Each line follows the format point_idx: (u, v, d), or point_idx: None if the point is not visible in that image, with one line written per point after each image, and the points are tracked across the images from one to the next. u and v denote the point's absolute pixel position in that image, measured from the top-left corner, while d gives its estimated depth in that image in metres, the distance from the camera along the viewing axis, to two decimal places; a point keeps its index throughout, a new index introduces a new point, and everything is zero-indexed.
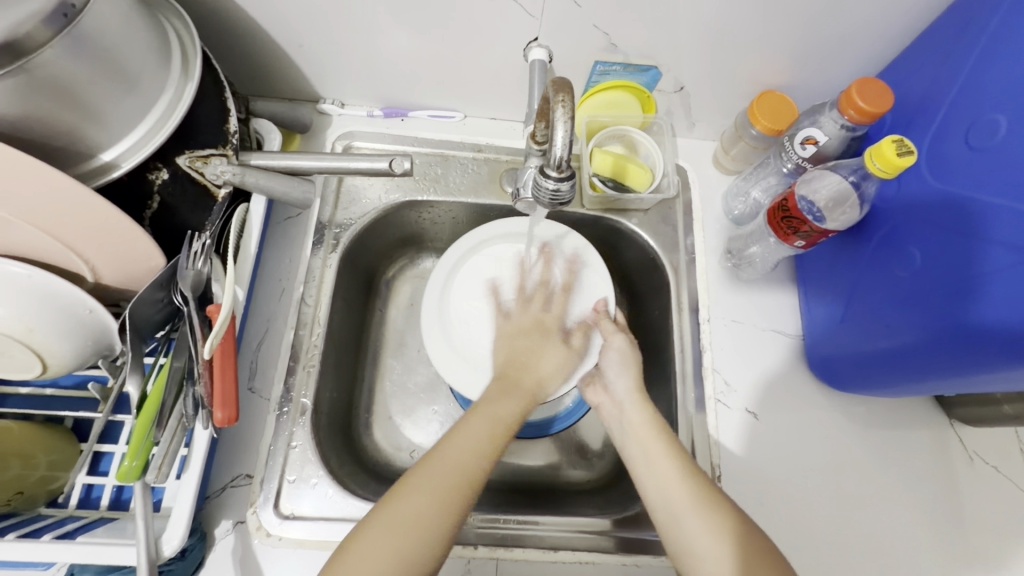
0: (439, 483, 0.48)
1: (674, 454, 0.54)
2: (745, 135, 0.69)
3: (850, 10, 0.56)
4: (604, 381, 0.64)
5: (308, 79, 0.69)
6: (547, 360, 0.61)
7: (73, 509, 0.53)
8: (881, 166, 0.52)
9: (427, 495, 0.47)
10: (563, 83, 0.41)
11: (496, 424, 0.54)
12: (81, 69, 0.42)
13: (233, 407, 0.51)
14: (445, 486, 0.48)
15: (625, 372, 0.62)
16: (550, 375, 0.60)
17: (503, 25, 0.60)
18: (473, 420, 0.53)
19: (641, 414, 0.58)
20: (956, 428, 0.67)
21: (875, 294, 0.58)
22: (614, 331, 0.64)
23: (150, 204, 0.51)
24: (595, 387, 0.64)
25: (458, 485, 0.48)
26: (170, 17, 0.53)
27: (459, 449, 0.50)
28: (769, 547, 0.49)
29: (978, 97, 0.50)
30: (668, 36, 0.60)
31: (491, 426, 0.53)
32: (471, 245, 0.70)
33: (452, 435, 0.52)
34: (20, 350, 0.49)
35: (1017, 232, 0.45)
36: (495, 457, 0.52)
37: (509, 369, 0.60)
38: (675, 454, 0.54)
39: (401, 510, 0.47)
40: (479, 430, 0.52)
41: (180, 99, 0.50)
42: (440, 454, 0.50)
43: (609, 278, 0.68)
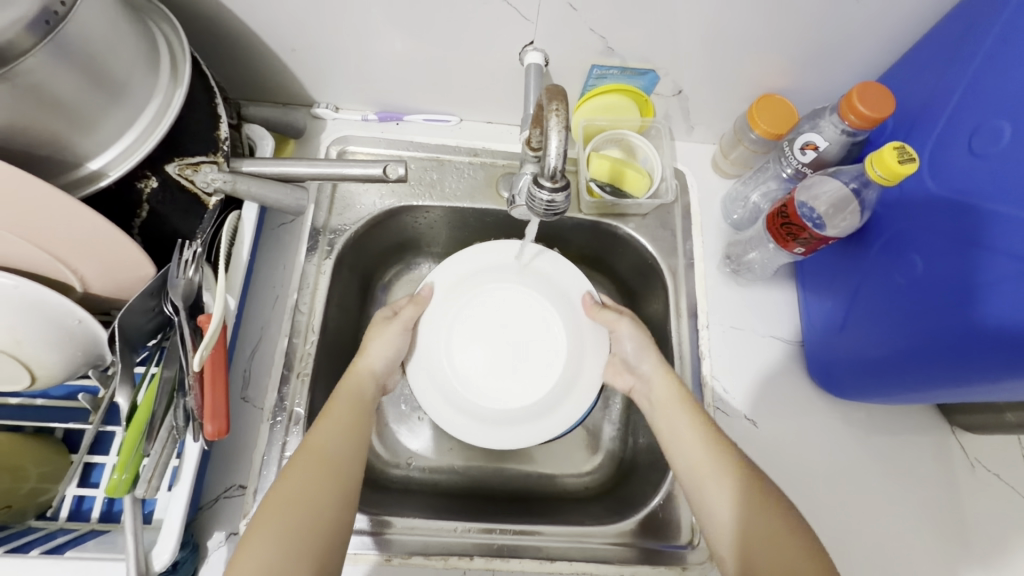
0: (317, 467, 0.49)
1: (700, 425, 0.55)
2: (744, 139, 0.68)
3: (850, 13, 0.55)
4: (630, 366, 0.64)
5: (302, 83, 0.68)
6: (374, 353, 0.61)
7: (63, 521, 0.52)
8: (882, 174, 0.51)
9: (306, 479, 0.48)
10: (556, 90, 0.41)
11: (358, 409, 0.56)
12: (65, 76, 0.41)
13: (224, 420, 0.50)
14: (320, 469, 0.49)
15: (645, 354, 0.62)
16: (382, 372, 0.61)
17: (498, 29, 0.59)
18: (335, 409, 0.55)
19: (668, 388, 0.59)
20: (957, 434, 0.67)
21: (876, 301, 0.57)
22: (617, 318, 0.65)
23: (140, 212, 0.50)
24: (622, 373, 0.65)
25: (335, 467, 0.50)
26: (160, 22, 0.52)
27: (322, 445, 0.51)
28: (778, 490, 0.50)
29: (980, 104, 0.49)
30: (665, 39, 0.59)
31: (354, 411, 0.56)
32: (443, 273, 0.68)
33: (315, 433, 0.52)
34: (8, 361, 0.48)
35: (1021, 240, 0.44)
36: (357, 441, 0.53)
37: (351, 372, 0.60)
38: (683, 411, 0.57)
39: (286, 495, 0.47)
40: (347, 415, 0.55)
41: (169, 106, 0.49)
42: (308, 453, 0.50)
43: (580, 271, 0.69)
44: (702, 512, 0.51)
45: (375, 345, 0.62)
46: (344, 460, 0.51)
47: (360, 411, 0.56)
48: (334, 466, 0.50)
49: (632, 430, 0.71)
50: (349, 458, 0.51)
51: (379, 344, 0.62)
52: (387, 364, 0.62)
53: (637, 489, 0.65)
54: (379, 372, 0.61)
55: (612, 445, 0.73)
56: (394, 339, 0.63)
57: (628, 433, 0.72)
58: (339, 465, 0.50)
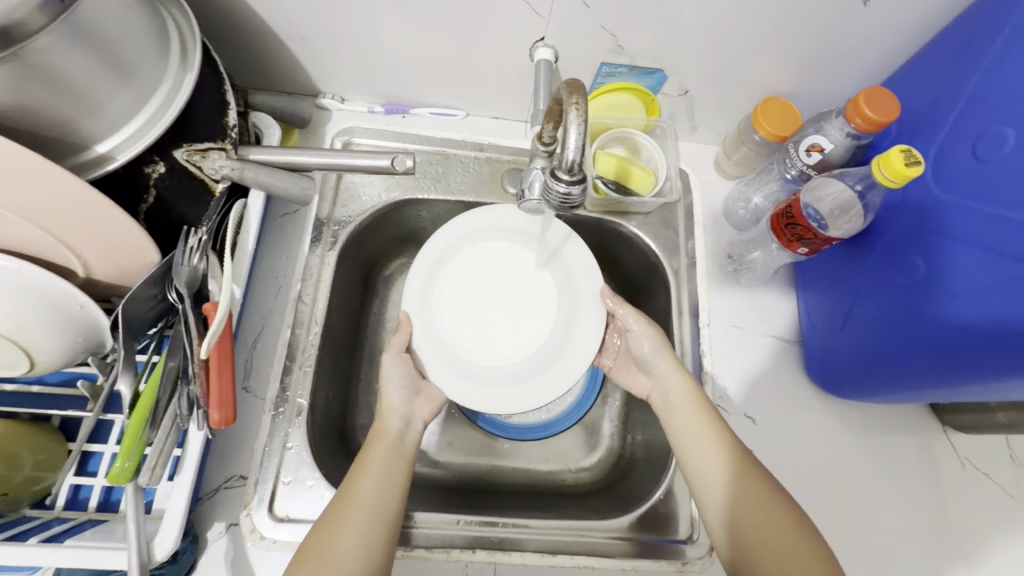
0: (357, 519, 0.48)
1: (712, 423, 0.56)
2: (748, 140, 0.69)
3: (857, 18, 0.56)
4: (644, 368, 0.64)
5: (309, 73, 0.68)
6: (392, 393, 0.59)
7: (60, 510, 0.51)
8: (890, 177, 0.52)
9: (348, 531, 0.48)
10: (576, 84, 0.42)
11: (393, 454, 0.55)
12: (76, 57, 0.40)
13: (231, 407, 0.50)
14: (358, 520, 0.49)
15: (663, 355, 0.62)
16: (416, 418, 0.59)
17: (509, 24, 0.59)
18: (374, 456, 0.54)
19: (685, 389, 0.59)
20: (949, 434, 0.68)
21: (875, 303, 0.58)
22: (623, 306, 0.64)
23: (146, 197, 0.50)
24: (635, 373, 0.65)
25: (375, 516, 0.49)
26: (169, 5, 0.51)
27: (357, 492, 0.50)
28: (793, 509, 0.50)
29: (983, 110, 0.51)
30: (675, 39, 0.60)
31: (385, 454, 0.54)
32: (442, 250, 0.66)
33: (351, 480, 0.51)
34: (7, 346, 0.47)
35: None
36: (396, 489, 0.52)
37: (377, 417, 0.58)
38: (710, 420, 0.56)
39: (325, 548, 0.46)
40: (385, 462, 0.53)
41: (179, 90, 0.49)
42: (343, 502, 0.50)
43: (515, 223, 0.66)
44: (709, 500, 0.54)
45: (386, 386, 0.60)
46: (378, 503, 0.50)
47: (398, 457, 0.55)
48: (372, 519, 0.49)
49: (631, 427, 0.72)
50: (382, 500, 0.50)
51: (393, 382, 0.60)
52: (405, 397, 0.60)
53: (637, 484, 0.66)
54: (400, 408, 0.59)
55: (611, 440, 0.73)
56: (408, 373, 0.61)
57: (627, 430, 0.73)
58: (376, 514, 0.49)
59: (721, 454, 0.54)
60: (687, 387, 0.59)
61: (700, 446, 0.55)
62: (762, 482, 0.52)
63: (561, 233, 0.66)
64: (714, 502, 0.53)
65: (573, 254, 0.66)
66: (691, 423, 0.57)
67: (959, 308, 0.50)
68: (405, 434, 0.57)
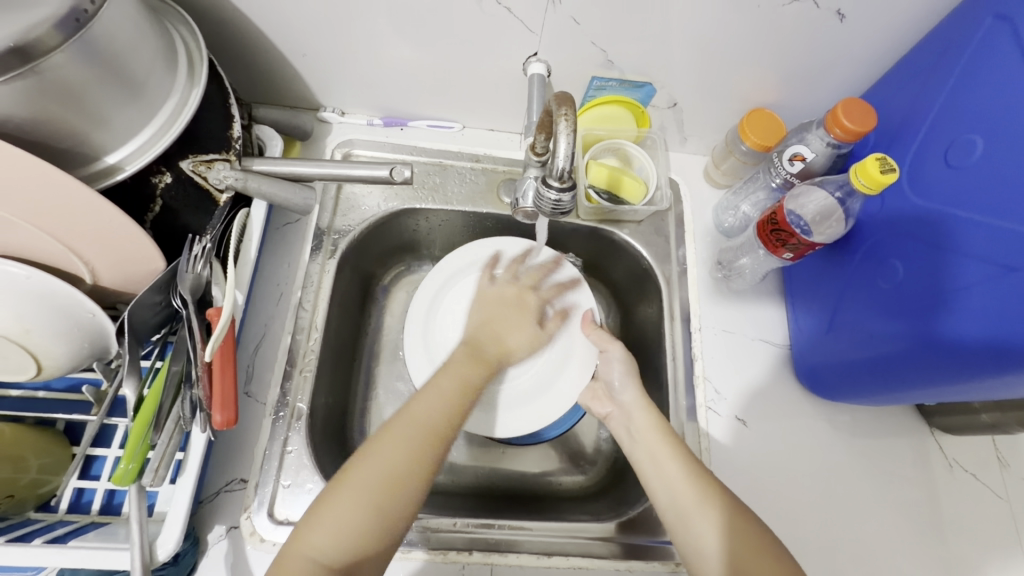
0: (413, 439, 0.49)
1: (682, 462, 0.55)
2: (735, 151, 0.72)
3: (836, 33, 0.58)
4: (611, 393, 0.66)
5: (310, 87, 0.70)
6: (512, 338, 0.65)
7: (63, 513, 0.52)
8: (866, 183, 0.55)
9: (395, 449, 0.49)
10: (565, 96, 0.44)
11: (462, 393, 0.55)
12: (89, 73, 0.42)
13: (233, 409, 0.51)
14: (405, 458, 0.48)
15: (630, 382, 0.64)
16: (518, 347, 0.65)
17: (503, 39, 0.61)
18: (438, 387, 0.55)
19: (648, 419, 0.60)
20: (937, 435, 0.69)
21: (861, 305, 0.60)
22: (611, 340, 0.68)
23: (152, 207, 0.51)
24: (602, 399, 0.66)
25: (432, 438, 0.50)
26: (178, 24, 0.54)
27: (418, 411, 0.52)
28: (771, 545, 0.50)
29: (954, 120, 0.53)
30: (662, 53, 0.62)
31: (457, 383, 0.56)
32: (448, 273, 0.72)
33: (414, 400, 0.53)
34: (15, 351, 0.49)
35: (1002, 250, 0.47)
36: (456, 414, 0.53)
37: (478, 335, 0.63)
38: (682, 460, 0.55)
39: (368, 469, 0.47)
40: (446, 389, 0.54)
41: (186, 104, 0.51)
42: (403, 418, 0.51)
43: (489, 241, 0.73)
44: (691, 554, 0.52)
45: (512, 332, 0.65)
46: (440, 423, 0.52)
47: (466, 380, 0.56)
48: (431, 443, 0.50)
49: None
50: (443, 420, 0.52)
51: (514, 331, 0.65)
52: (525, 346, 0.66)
53: (632, 487, 0.67)
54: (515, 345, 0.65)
55: (606, 444, 0.75)
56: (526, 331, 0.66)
57: None
58: (434, 439, 0.50)
59: (685, 478, 0.54)
60: (653, 422, 0.59)
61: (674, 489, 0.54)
62: (733, 509, 0.52)
63: (546, 247, 0.73)
64: (687, 529, 0.52)
65: (562, 270, 0.73)
66: (655, 449, 0.57)
67: (938, 315, 0.51)
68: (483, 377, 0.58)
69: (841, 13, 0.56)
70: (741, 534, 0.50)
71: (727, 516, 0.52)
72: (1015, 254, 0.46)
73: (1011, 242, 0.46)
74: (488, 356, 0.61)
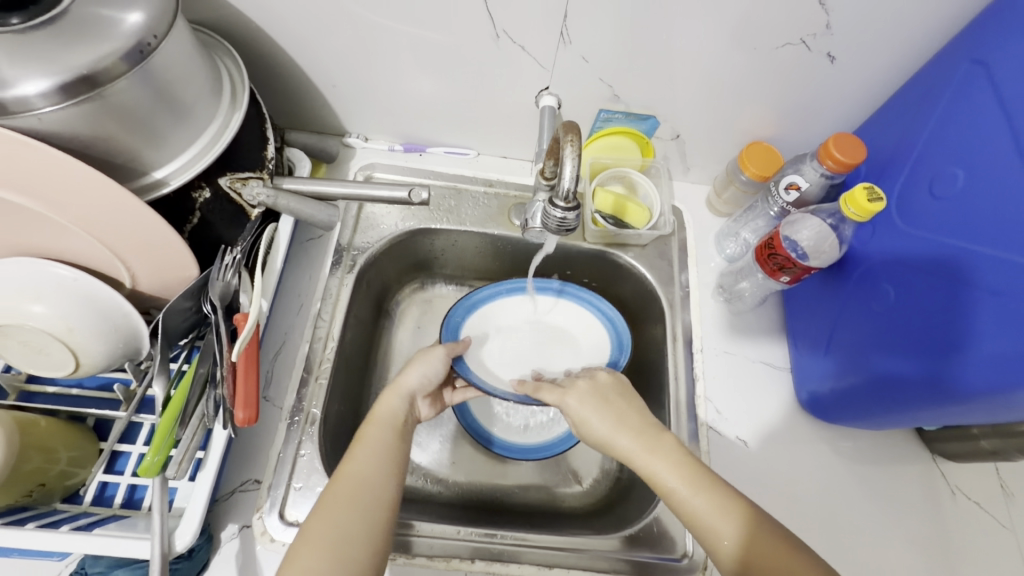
0: (350, 500, 0.50)
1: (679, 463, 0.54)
2: (735, 181, 0.76)
3: (827, 73, 0.62)
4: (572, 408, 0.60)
5: (337, 114, 0.75)
6: (409, 375, 0.63)
7: (87, 505, 0.55)
8: (855, 212, 0.58)
9: (337, 509, 0.49)
10: (571, 125, 0.48)
11: (390, 451, 0.55)
12: (146, 98, 0.47)
13: (254, 408, 0.55)
14: (349, 512, 0.49)
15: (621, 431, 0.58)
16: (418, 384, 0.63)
17: (518, 74, 0.66)
18: (367, 441, 0.55)
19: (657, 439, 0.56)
20: (939, 462, 0.70)
21: (860, 329, 0.62)
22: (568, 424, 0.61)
23: (191, 219, 0.56)
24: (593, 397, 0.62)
25: (365, 494, 0.51)
26: (223, 56, 0.60)
27: (351, 471, 0.52)
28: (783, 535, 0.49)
29: (935, 155, 0.56)
30: (665, 90, 0.67)
31: (383, 434, 0.56)
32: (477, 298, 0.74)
33: (345, 462, 0.53)
34: (57, 348, 0.52)
35: (1003, 278, 0.48)
36: (392, 469, 0.54)
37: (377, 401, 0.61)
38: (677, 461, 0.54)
39: (314, 538, 0.47)
40: (382, 443, 0.56)
41: (227, 127, 0.56)
42: (337, 483, 0.51)
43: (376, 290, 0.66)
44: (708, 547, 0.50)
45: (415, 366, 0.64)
46: (375, 484, 0.52)
47: (387, 443, 0.56)
48: (370, 495, 0.51)
49: None
50: (377, 480, 0.52)
51: (417, 366, 0.63)
52: (422, 384, 0.63)
53: (634, 505, 0.68)
54: (404, 390, 0.62)
55: (609, 464, 0.76)
56: (431, 360, 0.64)
57: None
58: (372, 491, 0.51)
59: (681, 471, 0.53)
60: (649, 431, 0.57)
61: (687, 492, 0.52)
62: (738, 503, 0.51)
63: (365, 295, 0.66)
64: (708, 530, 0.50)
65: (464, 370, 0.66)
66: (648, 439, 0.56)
67: (948, 343, 0.52)
68: (405, 420, 0.60)
69: (832, 56, 0.60)
70: (757, 527, 0.50)
71: (744, 507, 0.51)
72: (1004, 280, 0.48)
73: (1016, 272, 0.47)
74: (396, 420, 0.59)
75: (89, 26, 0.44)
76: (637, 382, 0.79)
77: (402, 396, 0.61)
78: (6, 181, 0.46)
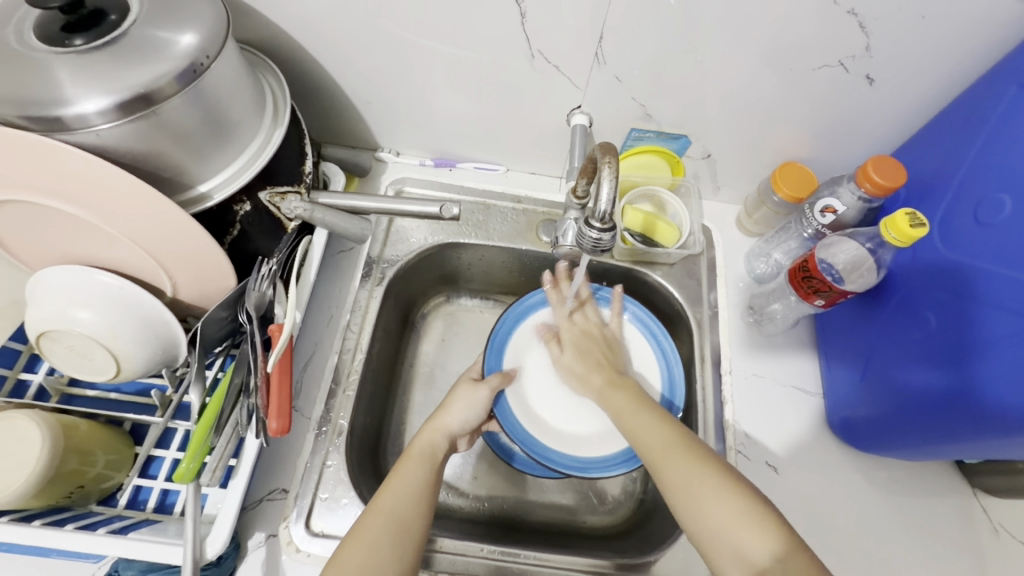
0: (382, 537, 0.50)
1: (696, 460, 0.51)
2: (767, 202, 0.75)
3: (866, 95, 0.62)
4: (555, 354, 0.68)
5: (371, 130, 0.77)
6: (454, 414, 0.62)
7: (122, 508, 0.56)
8: (896, 237, 0.57)
9: (367, 546, 0.49)
10: (608, 146, 0.48)
11: (424, 486, 0.55)
12: (195, 114, 0.49)
13: (286, 418, 0.56)
14: (381, 549, 0.49)
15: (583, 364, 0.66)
16: (462, 421, 0.62)
17: (550, 93, 0.67)
18: (405, 473, 0.55)
19: (660, 427, 0.56)
20: (980, 497, 0.67)
21: (896, 355, 0.60)
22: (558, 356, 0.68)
23: (231, 231, 0.57)
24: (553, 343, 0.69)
25: (399, 535, 0.50)
26: (267, 74, 0.61)
27: (384, 508, 0.52)
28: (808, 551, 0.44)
29: (981, 181, 0.55)
30: (698, 110, 0.67)
31: (422, 468, 0.56)
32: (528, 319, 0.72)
33: (379, 494, 0.53)
34: (100, 353, 0.54)
35: None
36: (425, 502, 0.53)
37: (421, 431, 0.61)
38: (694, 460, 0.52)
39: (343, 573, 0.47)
40: (418, 478, 0.55)
41: (268, 143, 0.57)
42: (371, 518, 0.51)
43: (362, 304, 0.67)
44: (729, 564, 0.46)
45: (455, 405, 0.63)
46: (408, 522, 0.51)
47: (422, 479, 0.55)
48: (403, 534, 0.51)
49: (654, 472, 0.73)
50: (411, 518, 0.52)
51: (458, 408, 0.63)
52: (463, 426, 0.62)
53: (658, 528, 0.66)
54: (448, 428, 0.61)
55: (633, 485, 0.75)
56: (475, 403, 0.63)
57: (649, 476, 0.74)
58: (405, 530, 0.51)
59: (698, 471, 0.50)
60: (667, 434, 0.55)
61: (702, 495, 0.49)
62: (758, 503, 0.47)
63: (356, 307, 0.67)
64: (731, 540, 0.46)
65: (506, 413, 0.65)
66: (639, 424, 0.57)
67: (978, 370, 0.51)
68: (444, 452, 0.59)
69: (871, 78, 0.60)
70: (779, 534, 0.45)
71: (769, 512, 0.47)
72: None
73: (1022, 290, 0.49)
74: (436, 454, 0.58)
75: (147, 47, 0.46)
76: None
77: (445, 431, 0.61)
78: (63, 193, 0.49)
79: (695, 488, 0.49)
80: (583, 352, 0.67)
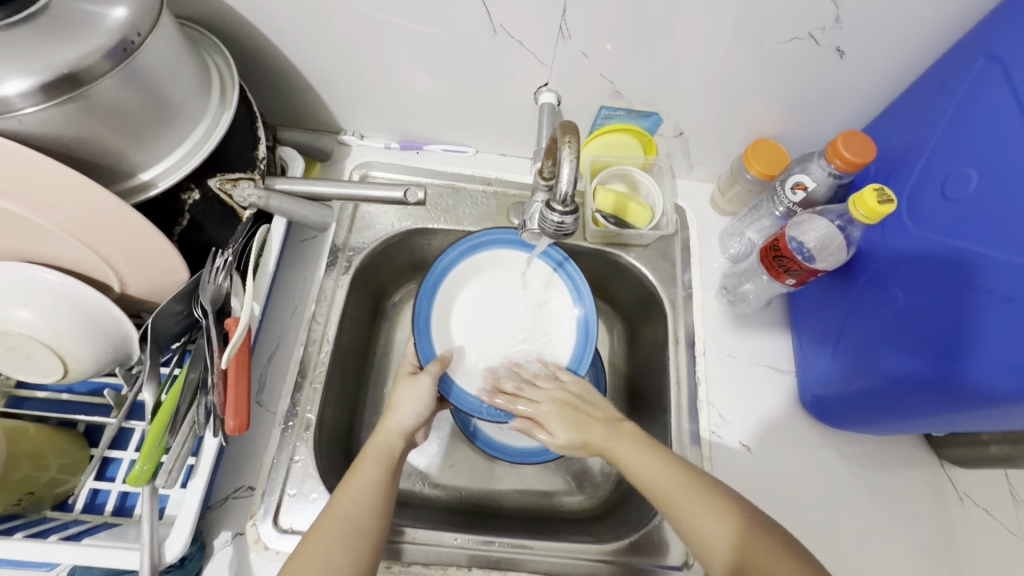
0: (338, 539, 0.49)
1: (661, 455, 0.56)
2: (740, 179, 0.74)
3: (837, 68, 0.60)
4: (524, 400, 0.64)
5: (332, 111, 0.74)
6: (404, 411, 0.61)
7: (79, 512, 0.54)
8: (865, 213, 0.56)
9: (327, 546, 0.48)
10: (569, 125, 0.46)
11: (375, 488, 0.53)
12: (131, 98, 0.46)
13: (245, 416, 0.54)
14: (337, 548, 0.48)
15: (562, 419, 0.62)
16: (415, 413, 0.61)
17: (516, 70, 0.65)
18: (360, 474, 0.54)
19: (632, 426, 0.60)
20: (947, 468, 0.68)
21: (864, 334, 0.60)
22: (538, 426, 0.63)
23: (181, 221, 0.54)
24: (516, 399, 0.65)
25: (355, 538, 0.49)
26: (213, 53, 0.58)
27: (337, 511, 0.51)
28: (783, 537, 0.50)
29: (951, 152, 0.54)
30: (669, 86, 0.65)
31: (380, 468, 0.55)
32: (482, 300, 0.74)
33: (333, 498, 0.52)
34: (44, 353, 0.51)
35: (998, 282, 0.47)
36: (382, 502, 0.52)
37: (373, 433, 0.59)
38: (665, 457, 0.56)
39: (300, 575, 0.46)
40: (372, 480, 0.53)
41: (216, 127, 0.54)
42: (325, 521, 0.50)
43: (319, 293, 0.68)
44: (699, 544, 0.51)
45: (402, 399, 0.62)
46: (366, 525, 0.50)
47: (378, 482, 0.54)
48: (355, 536, 0.49)
49: None
50: (368, 519, 0.51)
51: (406, 404, 0.61)
52: (415, 421, 0.61)
53: (633, 510, 0.67)
54: (400, 427, 0.60)
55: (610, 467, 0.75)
56: (422, 394, 0.63)
57: None
58: (364, 531, 0.50)
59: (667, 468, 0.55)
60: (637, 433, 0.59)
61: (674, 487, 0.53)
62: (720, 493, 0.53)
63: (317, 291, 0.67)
64: (703, 526, 0.51)
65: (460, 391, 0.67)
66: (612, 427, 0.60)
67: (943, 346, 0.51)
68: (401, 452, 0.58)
69: (841, 50, 0.58)
70: (747, 517, 0.51)
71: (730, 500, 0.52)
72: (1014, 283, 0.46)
73: (989, 272, 0.48)
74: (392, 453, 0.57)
75: (71, 23, 0.42)
76: (637, 384, 0.77)
77: (398, 427, 0.60)
78: None
79: (667, 484, 0.54)
80: (567, 419, 0.62)
